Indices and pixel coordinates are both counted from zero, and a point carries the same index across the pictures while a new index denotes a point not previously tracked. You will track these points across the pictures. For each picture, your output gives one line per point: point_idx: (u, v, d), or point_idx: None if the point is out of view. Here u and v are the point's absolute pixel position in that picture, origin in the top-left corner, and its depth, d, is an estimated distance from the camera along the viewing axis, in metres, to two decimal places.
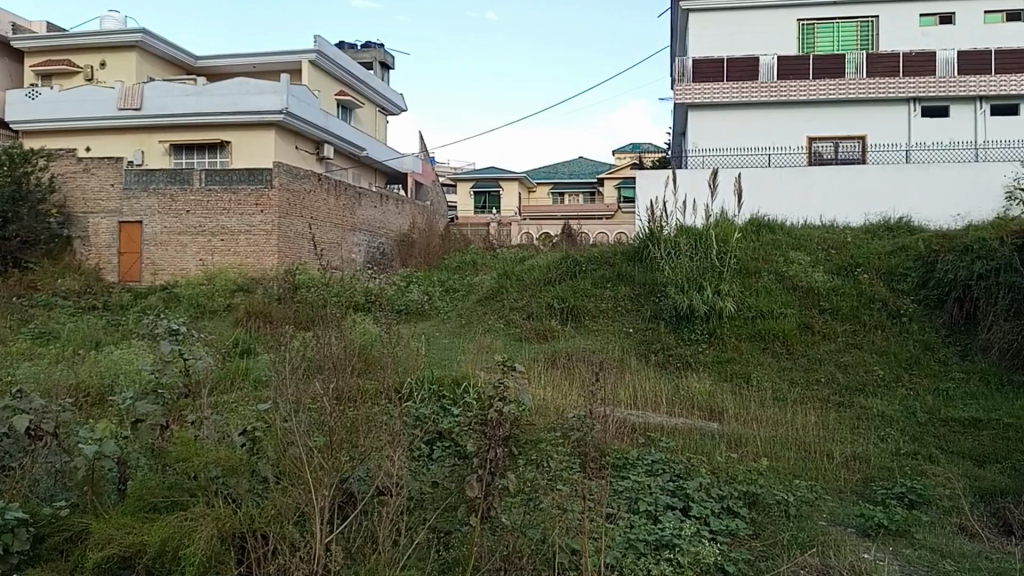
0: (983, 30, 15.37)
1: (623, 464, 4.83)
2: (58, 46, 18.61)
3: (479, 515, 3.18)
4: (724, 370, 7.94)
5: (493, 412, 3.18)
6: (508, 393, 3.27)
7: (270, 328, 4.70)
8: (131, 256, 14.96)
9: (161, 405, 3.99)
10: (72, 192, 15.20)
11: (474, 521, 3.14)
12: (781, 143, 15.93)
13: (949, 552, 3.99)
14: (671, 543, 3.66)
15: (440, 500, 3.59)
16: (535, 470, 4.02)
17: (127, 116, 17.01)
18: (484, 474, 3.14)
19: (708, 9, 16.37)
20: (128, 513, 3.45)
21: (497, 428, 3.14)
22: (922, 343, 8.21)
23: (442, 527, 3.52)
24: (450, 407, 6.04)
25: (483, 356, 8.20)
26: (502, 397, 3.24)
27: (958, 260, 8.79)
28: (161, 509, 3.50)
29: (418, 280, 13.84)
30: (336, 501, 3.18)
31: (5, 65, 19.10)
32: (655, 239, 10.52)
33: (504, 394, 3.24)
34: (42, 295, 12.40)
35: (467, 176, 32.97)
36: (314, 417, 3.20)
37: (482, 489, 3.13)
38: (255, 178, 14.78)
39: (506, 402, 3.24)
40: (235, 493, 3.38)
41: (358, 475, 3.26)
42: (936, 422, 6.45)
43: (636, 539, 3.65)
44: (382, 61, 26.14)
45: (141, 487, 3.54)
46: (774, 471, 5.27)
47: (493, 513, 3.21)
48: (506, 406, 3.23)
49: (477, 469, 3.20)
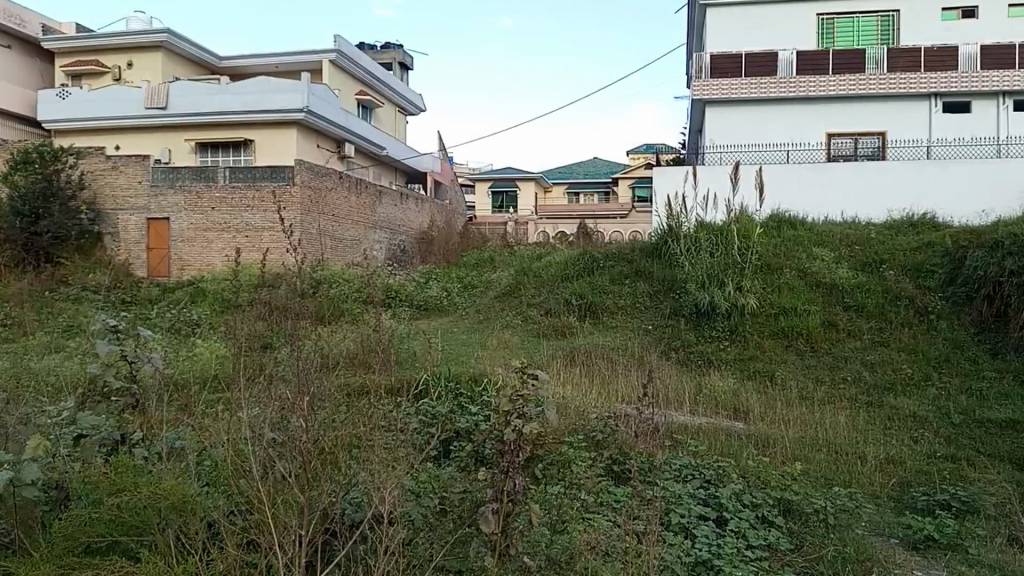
0: (1006, 25, 15.02)
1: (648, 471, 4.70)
2: (85, 47, 18.59)
3: (495, 557, 2.96)
4: (746, 367, 7.74)
5: (509, 431, 2.96)
6: (528, 397, 3.06)
7: (250, 318, 4.53)
8: (160, 252, 14.93)
9: (106, 423, 3.84)
10: (101, 189, 15.07)
11: (489, 562, 2.94)
12: (800, 140, 15.68)
13: (1010, 569, 3.79)
14: (710, 566, 3.50)
15: (447, 533, 3.39)
16: (557, 494, 3.90)
17: (153, 115, 16.93)
18: (502, 506, 2.97)
19: (730, 4, 16.09)
20: (56, 556, 2.95)
21: (514, 454, 2.95)
22: (952, 341, 7.95)
23: (452, 565, 3.27)
24: (467, 407, 5.94)
25: (501, 354, 8.03)
26: (524, 412, 3.00)
27: (988, 257, 8.47)
28: (94, 550, 3.04)
29: (438, 276, 13.70)
30: (318, 534, 2.99)
31: (37, 66, 19.23)
32: (674, 234, 10.32)
33: (525, 406, 3.00)
34: (73, 289, 12.34)
35: (484, 176, 32.81)
36: (285, 446, 3.00)
37: (496, 524, 2.95)
38: (278, 175, 14.70)
39: (521, 399, 3.04)
40: (189, 534, 3.00)
41: (352, 498, 3.26)
42: (972, 423, 6.26)
43: (678, 548, 3.56)
44: (401, 61, 26.04)
45: (72, 524, 3.02)
46: (808, 475, 5.17)
47: (513, 551, 3.01)
48: (529, 424, 2.97)
49: (492, 501, 3.02)
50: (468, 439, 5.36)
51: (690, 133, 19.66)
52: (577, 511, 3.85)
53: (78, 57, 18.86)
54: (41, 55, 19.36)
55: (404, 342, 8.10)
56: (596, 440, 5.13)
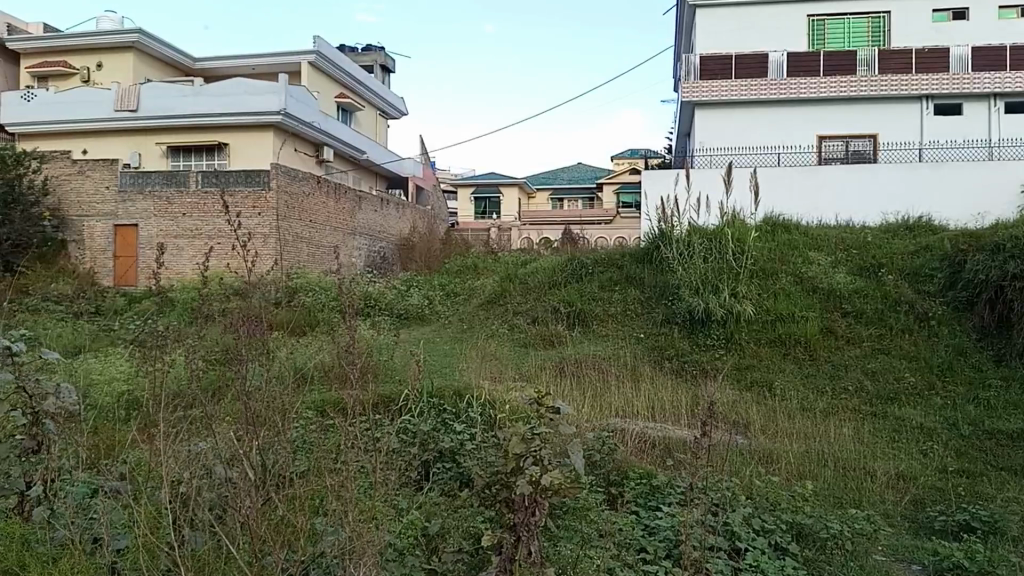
0: (997, 26, 14.91)
1: (653, 502, 4.37)
2: (53, 47, 18.07)
3: None
4: (744, 377, 7.42)
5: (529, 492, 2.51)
6: (550, 444, 2.93)
7: (213, 331, 4.11)
8: (127, 260, 14.39)
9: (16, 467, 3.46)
10: (66, 195, 14.62)
11: None
12: (790, 142, 15.47)
13: None
14: None
15: None
16: (558, 534, 3.50)
17: (123, 117, 16.40)
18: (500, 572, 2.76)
19: (719, 4, 15.83)
20: None
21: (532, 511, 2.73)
22: (955, 347, 7.69)
23: None
24: (450, 424, 5.57)
25: (486, 364, 7.62)
26: (546, 460, 2.85)
27: (989, 260, 8.20)
28: None
29: (419, 284, 13.31)
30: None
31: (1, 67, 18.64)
32: (666, 238, 9.99)
33: (548, 456, 2.85)
34: (32, 295, 11.78)
35: (467, 182, 32.42)
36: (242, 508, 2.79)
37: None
38: (253, 180, 14.24)
39: (549, 447, 2.93)
40: None
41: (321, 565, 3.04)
42: (982, 435, 5.97)
43: None
44: (383, 63, 25.63)
45: None
46: (818, 495, 4.84)
47: None
48: (551, 475, 2.76)
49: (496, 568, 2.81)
50: (455, 461, 5.03)
51: (678, 136, 19.44)
52: (579, 545, 3.47)
53: (46, 57, 18.36)
54: (6, 56, 18.81)
55: (383, 354, 7.68)
56: (592, 460, 4.75)
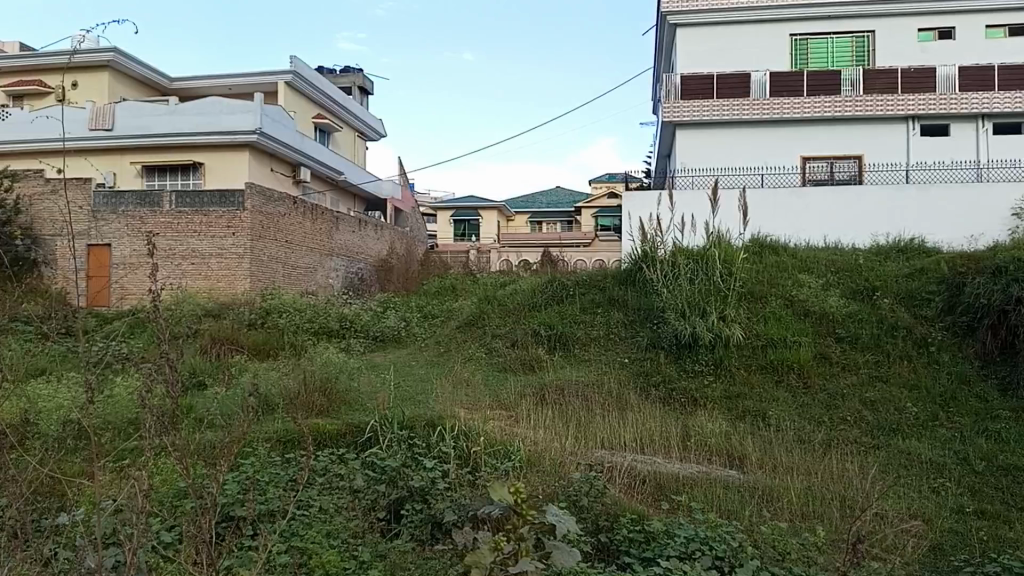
0: (983, 46, 14.82)
1: (649, 553, 3.84)
2: (27, 66, 17.50)
3: None
4: (735, 407, 6.94)
5: None
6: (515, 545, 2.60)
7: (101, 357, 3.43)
8: (101, 280, 13.41)
9: None
10: (39, 215, 13.73)
11: None
12: (773, 162, 15.23)
13: None
14: None
15: None
16: None
17: (99, 137, 15.78)
18: None
19: (700, 26, 15.65)
20: None
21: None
22: (957, 376, 7.29)
23: None
24: (419, 458, 4.99)
25: (461, 391, 7.09)
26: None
27: (990, 283, 7.85)
28: None
29: (395, 305, 12.80)
30: None
31: None
32: (649, 259, 9.51)
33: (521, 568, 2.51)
34: None
35: (446, 205, 32.03)
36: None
37: None
38: (227, 200, 13.57)
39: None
40: None
41: None
42: (996, 471, 5.53)
43: None
44: (362, 85, 25.23)
45: None
46: (822, 537, 4.36)
47: None
48: None
49: None
50: (426, 501, 4.43)
51: (660, 158, 19.24)
52: None
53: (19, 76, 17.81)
54: None
55: (352, 380, 7.10)
56: (575, 502, 4.29)
